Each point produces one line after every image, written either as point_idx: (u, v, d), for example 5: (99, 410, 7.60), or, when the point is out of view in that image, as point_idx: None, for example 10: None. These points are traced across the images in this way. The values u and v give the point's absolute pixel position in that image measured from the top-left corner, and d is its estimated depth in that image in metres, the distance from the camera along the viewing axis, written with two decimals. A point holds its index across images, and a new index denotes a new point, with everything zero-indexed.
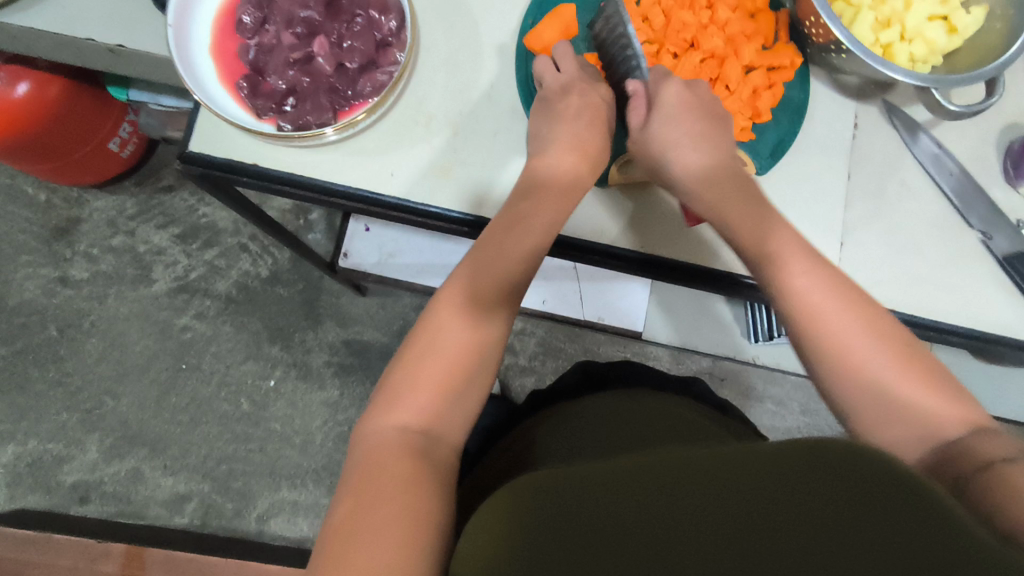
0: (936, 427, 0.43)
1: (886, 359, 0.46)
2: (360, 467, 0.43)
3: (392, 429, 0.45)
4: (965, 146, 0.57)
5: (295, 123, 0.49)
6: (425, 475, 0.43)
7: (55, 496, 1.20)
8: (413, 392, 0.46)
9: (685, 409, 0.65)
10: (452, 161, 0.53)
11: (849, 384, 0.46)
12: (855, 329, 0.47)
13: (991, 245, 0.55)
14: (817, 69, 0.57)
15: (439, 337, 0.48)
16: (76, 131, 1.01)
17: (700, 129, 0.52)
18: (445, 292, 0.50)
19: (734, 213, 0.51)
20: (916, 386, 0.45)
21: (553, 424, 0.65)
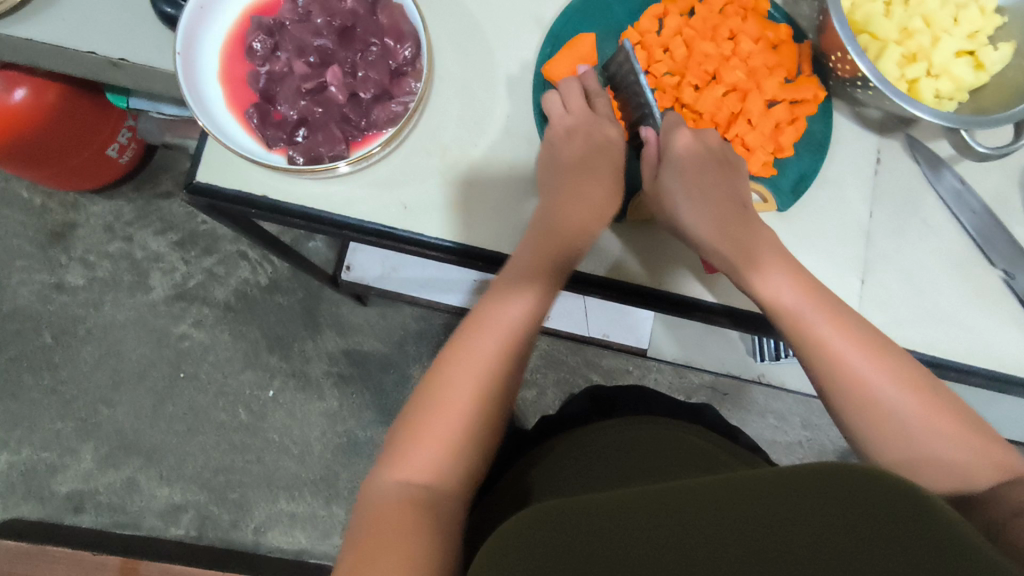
0: (966, 470, 0.43)
1: (909, 400, 0.45)
2: (367, 520, 0.42)
3: (403, 478, 0.44)
4: (988, 182, 0.56)
5: (307, 155, 0.48)
6: (428, 528, 0.41)
7: (49, 506, 1.18)
8: (423, 437, 0.45)
9: (696, 436, 0.63)
10: (466, 195, 0.52)
11: (874, 427, 0.45)
12: (876, 369, 0.46)
13: (1014, 285, 0.54)
14: (839, 101, 0.56)
15: (445, 388, 0.47)
16: (72, 137, 0.99)
17: (706, 183, 0.51)
18: (454, 343, 0.49)
19: (752, 249, 0.50)
20: (944, 427, 0.44)
21: (560, 450, 0.63)
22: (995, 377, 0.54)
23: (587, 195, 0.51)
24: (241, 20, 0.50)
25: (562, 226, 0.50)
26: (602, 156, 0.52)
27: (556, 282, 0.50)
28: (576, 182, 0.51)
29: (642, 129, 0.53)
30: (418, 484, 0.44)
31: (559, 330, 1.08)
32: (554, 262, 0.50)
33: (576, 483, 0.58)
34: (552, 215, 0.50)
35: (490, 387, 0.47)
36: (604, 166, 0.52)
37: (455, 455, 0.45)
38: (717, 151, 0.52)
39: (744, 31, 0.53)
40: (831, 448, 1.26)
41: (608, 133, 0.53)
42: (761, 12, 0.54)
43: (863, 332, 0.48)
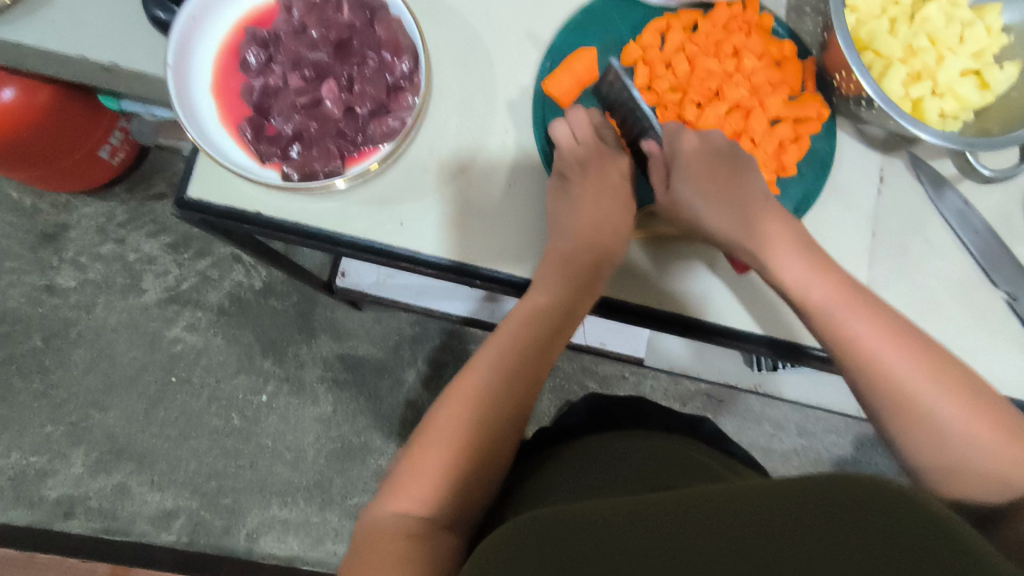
0: (1004, 474, 0.44)
1: (945, 398, 0.45)
2: (371, 538, 0.43)
3: (407, 498, 0.44)
4: (990, 201, 0.55)
5: (302, 170, 0.46)
6: (419, 553, 0.40)
7: (38, 511, 1.17)
8: (431, 458, 0.46)
9: (694, 451, 0.63)
10: (464, 212, 0.52)
11: (908, 423, 0.46)
12: (913, 368, 0.46)
13: (1017, 306, 0.54)
14: (842, 118, 0.55)
15: (444, 420, 0.48)
16: (62, 139, 0.98)
17: (721, 180, 0.50)
18: (457, 379, 0.50)
19: (784, 256, 0.49)
20: (981, 432, 0.45)
21: (561, 460, 0.62)
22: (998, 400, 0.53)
23: (603, 227, 0.52)
24: (235, 31, 0.49)
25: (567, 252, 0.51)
26: (608, 190, 0.53)
27: (556, 311, 0.51)
28: (586, 208, 0.52)
29: (643, 142, 0.53)
30: (413, 514, 0.44)
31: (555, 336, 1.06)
32: (553, 293, 0.51)
33: (575, 484, 0.57)
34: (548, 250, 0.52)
35: (496, 410, 0.48)
36: (615, 196, 0.54)
37: (452, 484, 0.45)
38: (729, 153, 0.51)
39: (748, 48, 0.52)
40: (827, 455, 1.26)
41: (623, 169, 0.54)
42: (765, 29, 0.53)
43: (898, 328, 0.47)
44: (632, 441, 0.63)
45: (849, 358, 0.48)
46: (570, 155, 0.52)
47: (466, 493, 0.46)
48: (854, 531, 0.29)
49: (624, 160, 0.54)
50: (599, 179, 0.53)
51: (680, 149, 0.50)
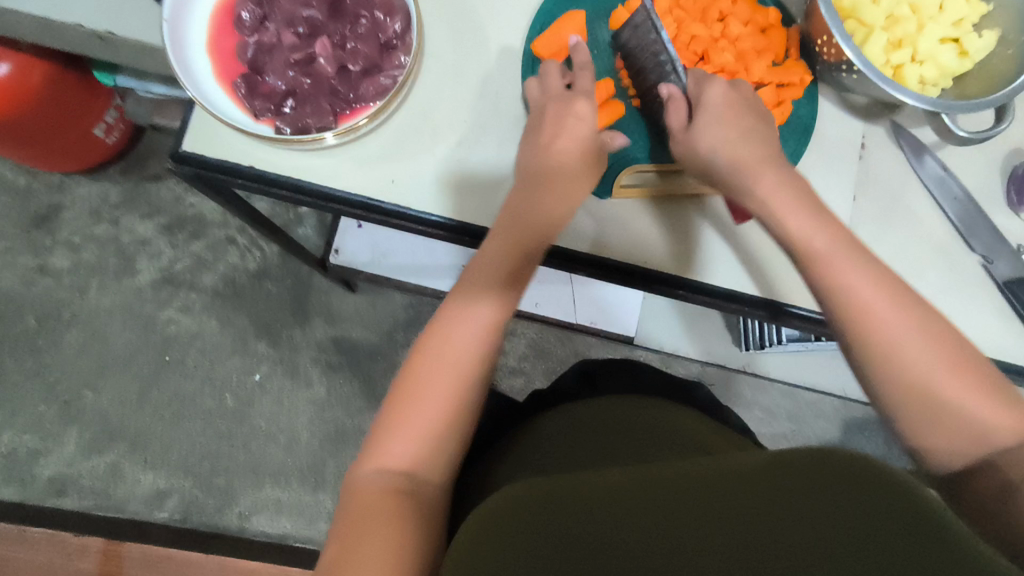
0: (978, 430, 0.44)
1: (937, 362, 0.45)
2: (354, 493, 0.44)
3: (386, 456, 0.46)
4: (969, 169, 0.57)
5: (295, 126, 0.48)
6: (407, 511, 0.43)
7: (30, 490, 1.17)
8: (403, 422, 0.47)
9: (690, 420, 0.63)
10: (455, 171, 0.53)
11: (903, 386, 0.46)
12: (907, 328, 0.46)
13: (993, 270, 0.55)
14: (825, 86, 0.57)
15: (418, 377, 0.48)
16: (59, 118, 0.98)
17: (748, 126, 0.50)
18: (430, 334, 0.50)
19: (792, 212, 0.49)
20: (965, 392, 0.45)
21: (554, 427, 0.62)
22: None
23: (566, 170, 0.51)
24: None
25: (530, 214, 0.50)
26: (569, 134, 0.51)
27: (528, 260, 0.51)
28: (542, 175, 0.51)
29: (662, 85, 0.51)
30: (396, 473, 0.45)
31: (548, 316, 1.08)
32: (524, 243, 0.50)
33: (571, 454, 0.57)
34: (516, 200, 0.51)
35: (468, 361, 0.49)
36: (578, 138, 0.51)
37: (431, 443, 0.46)
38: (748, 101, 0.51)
39: (735, 13, 0.53)
40: (816, 440, 1.27)
41: (579, 110, 0.51)
42: None
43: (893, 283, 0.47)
44: (623, 402, 0.64)
45: (847, 316, 0.47)
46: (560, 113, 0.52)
47: (443, 453, 0.47)
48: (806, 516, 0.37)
49: (579, 102, 0.51)
50: (567, 140, 0.51)
51: (708, 94, 0.50)
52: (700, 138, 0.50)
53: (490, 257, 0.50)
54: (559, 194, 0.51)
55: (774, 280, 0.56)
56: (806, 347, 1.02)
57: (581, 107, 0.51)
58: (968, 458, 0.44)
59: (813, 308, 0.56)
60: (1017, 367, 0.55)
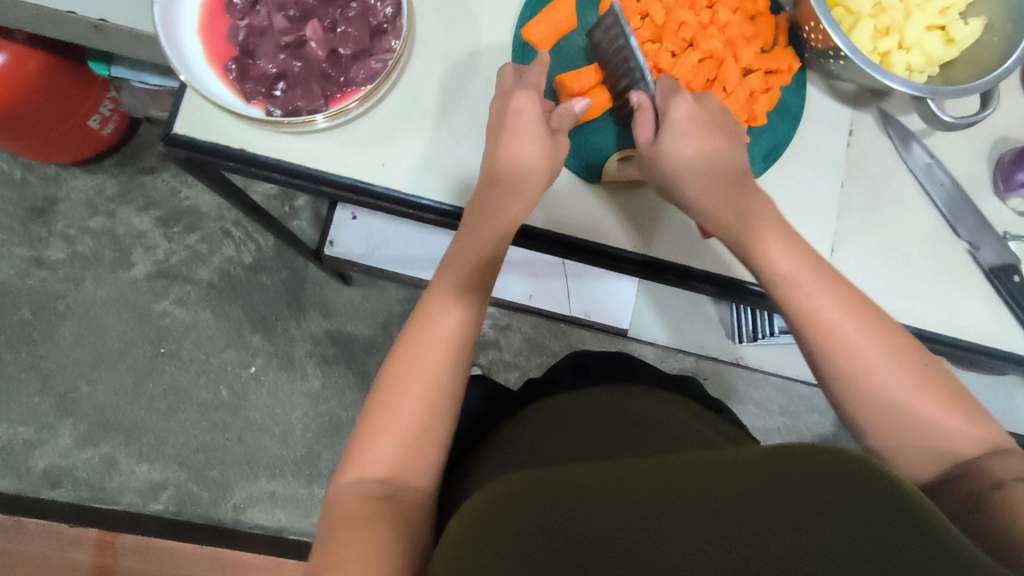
0: (943, 441, 0.45)
1: (902, 374, 0.46)
2: (333, 505, 0.45)
3: (365, 463, 0.46)
4: (956, 157, 0.57)
5: (285, 109, 0.48)
6: (387, 515, 0.43)
7: (25, 481, 1.17)
8: (380, 431, 0.47)
9: (682, 410, 0.63)
10: (445, 155, 0.53)
11: (868, 404, 0.47)
12: (870, 345, 0.47)
13: (979, 256, 0.56)
14: (813, 74, 0.57)
15: (394, 386, 0.48)
16: (54, 109, 0.98)
17: (711, 146, 0.51)
18: (403, 343, 0.50)
19: (759, 223, 0.51)
20: (931, 405, 0.46)
21: (545, 413, 0.62)
22: (961, 346, 0.55)
23: (522, 169, 0.51)
24: None
25: (499, 222, 0.51)
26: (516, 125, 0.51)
27: (494, 258, 0.52)
28: (507, 178, 0.51)
29: (633, 93, 0.51)
30: (374, 478, 0.46)
31: (542, 309, 1.08)
32: (488, 246, 0.51)
33: (560, 449, 0.57)
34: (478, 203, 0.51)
35: (440, 364, 0.49)
36: (526, 129, 0.51)
37: (409, 447, 0.47)
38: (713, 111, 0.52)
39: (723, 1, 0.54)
40: (808, 434, 1.28)
41: (522, 104, 0.51)
42: None
43: (855, 298, 0.49)
44: (613, 393, 0.63)
45: (811, 336, 0.49)
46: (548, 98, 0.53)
47: (422, 458, 0.47)
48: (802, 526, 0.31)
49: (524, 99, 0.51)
50: (530, 141, 0.51)
51: (674, 110, 0.50)
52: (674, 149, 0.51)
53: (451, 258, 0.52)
54: (526, 200, 0.51)
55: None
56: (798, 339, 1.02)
57: (523, 102, 0.51)
58: (934, 474, 0.45)
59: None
60: (1002, 353, 0.55)
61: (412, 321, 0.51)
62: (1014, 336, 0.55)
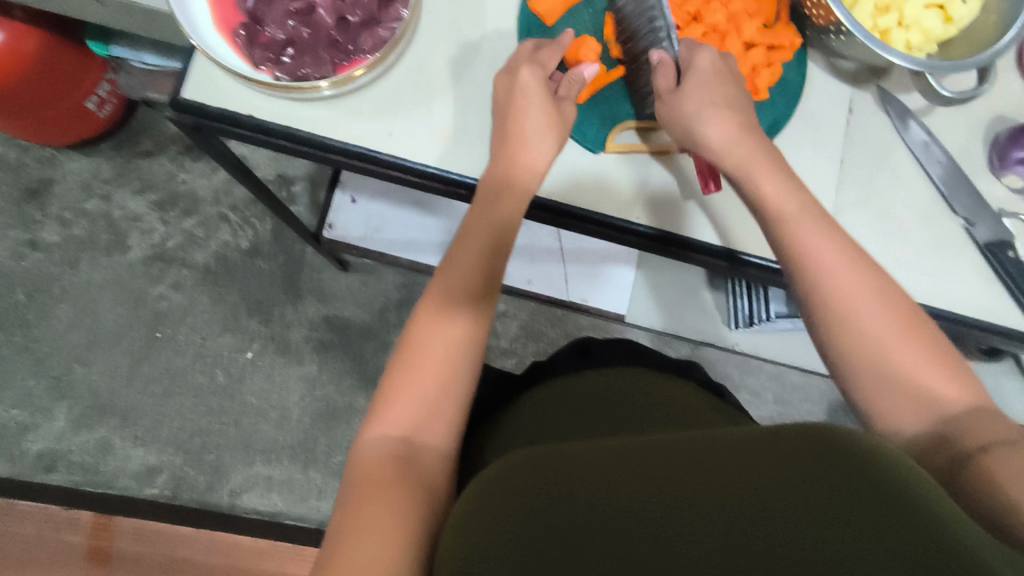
0: (933, 396, 0.45)
1: (888, 330, 0.47)
2: (357, 468, 0.45)
3: (384, 422, 0.47)
4: (953, 135, 0.58)
5: (294, 75, 0.49)
6: (408, 479, 0.44)
7: (18, 465, 1.15)
8: (400, 393, 0.48)
9: (689, 394, 0.63)
10: (452, 124, 0.54)
11: (858, 359, 0.47)
12: (863, 295, 0.48)
13: (974, 233, 0.57)
14: (815, 51, 0.58)
15: (415, 348, 0.49)
16: (51, 88, 0.97)
17: (731, 93, 0.53)
18: (422, 308, 0.51)
19: (765, 176, 0.51)
20: (917, 360, 0.46)
21: (549, 397, 0.62)
22: (957, 320, 0.56)
23: (537, 140, 0.52)
24: None
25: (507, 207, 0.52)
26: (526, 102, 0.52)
27: (509, 230, 0.53)
28: (523, 154, 0.52)
29: (653, 50, 0.52)
30: (395, 438, 0.46)
31: (541, 295, 1.09)
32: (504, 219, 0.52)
33: (565, 428, 0.57)
34: (494, 173, 0.52)
35: (459, 335, 0.50)
36: (536, 103, 0.52)
37: (428, 410, 0.48)
38: (734, 79, 0.53)
39: None
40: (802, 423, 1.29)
41: (524, 78, 0.52)
42: None
43: (854, 256, 0.49)
44: (618, 376, 0.64)
45: (804, 280, 0.50)
46: (546, 66, 0.53)
47: (441, 426, 0.48)
48: (783, 492, 0.33)
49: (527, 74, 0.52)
50: (537, 115, 0.52)
51: (697, 61, 0.52)
52: (701, 122, 0.51)
53: (470, 240, 0.53)
54: (535, 169, 0.52)
55: (752, 238, 0.58)
56: (795, 326, 1.05)
57: (526, 77, 0.52)
58: (918, 427, 0.44)
59: (770, 258, 0.58)
60: (997, 328, 0.56)
61: (428, 295, 0.52)
62: (1008, 313, 0.56)
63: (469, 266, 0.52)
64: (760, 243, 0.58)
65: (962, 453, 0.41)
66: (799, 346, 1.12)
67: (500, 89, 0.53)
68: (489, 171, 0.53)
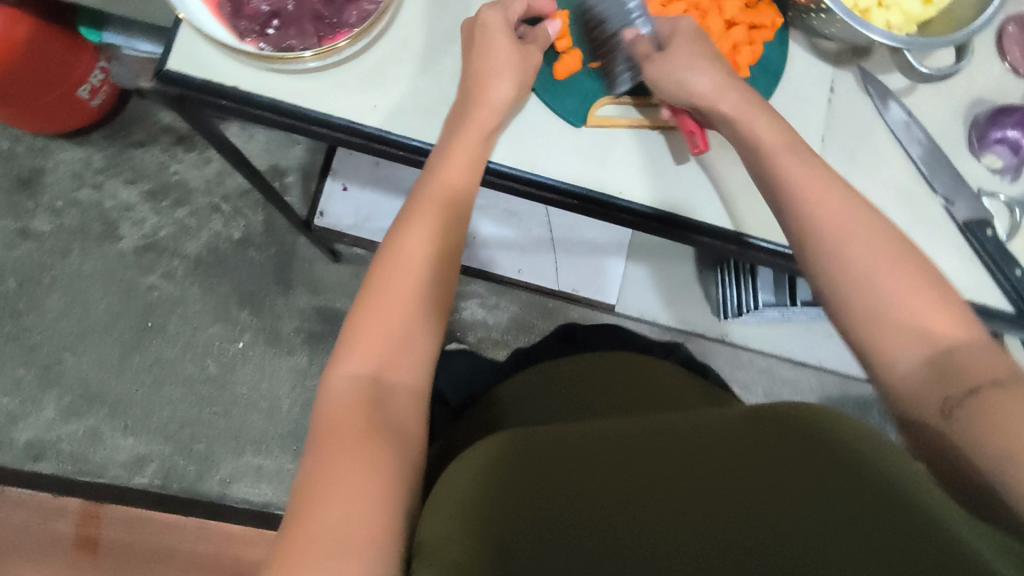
0: (929, 333, 0.45)
1: (880, 258, 0.47)
2: (318, 439, 0.43)
3: (352, 367, 0.47)
4: (934, 116, 0.59)
5: (278, 46, 0.50)
6: (379, 422, 0.45)
7: (7, 454, 1.15)
8: (366, 339, 0.48)
9: (668, 374, 0.64)
10: (437, 98, 0.55)
11: (851, 293, 0.48)
12: (858, 236, 0.48)
13: (952, 211, 0.58)
14: (796, 32, 0.59)
15: (381, 296, 0.49)
16: (42, 76, 0.97)
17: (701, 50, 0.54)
18: (387, 255, 0.50)
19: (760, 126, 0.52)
20: (909, 297, 0.46)
21: (543, 373, 0.63)
22: None
23: (499, 86, 0.52)
24: None
25: (452, 178, 0.52)
26: (484, 57, 0.52)
27: (475, 175, 0.53)
28: (482, 101, 0.52)
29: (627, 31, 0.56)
30: (362, 382, 0.46)
31: (531, 284, 1.09)
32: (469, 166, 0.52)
33: (551, 408, 0.60)
34: (460, 121, 0.52)
35: (422, 274, 0.50)
36: (497, 47, 0.52)
37: (394, 354, 0.48)
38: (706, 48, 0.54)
39: None
40: None
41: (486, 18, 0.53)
42: None
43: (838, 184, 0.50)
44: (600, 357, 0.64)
45: (797, 225, 0.50)
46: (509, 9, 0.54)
47: (408, 368, 0.48)
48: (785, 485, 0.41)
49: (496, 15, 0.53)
50: (501, 64, 0.52)
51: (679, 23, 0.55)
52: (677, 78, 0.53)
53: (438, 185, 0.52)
54: (494, 105, 0.52)
55: (741, 213, 0.58)
56: (784, 315, 1.06)
57: (489, 16, 0.53)
58: (912, 368, 0.45)
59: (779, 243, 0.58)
60: (976, 306, 0.57)
61: (379, 263, 0.51)
62: (987, 291, 0.57)
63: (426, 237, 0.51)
64: (755, 215, 0.58)
65: (957, 392, 0.43)
66: (779, 335, 1.17)
67: (485, 55, 0.53)
68: (440, 147, 0.52)
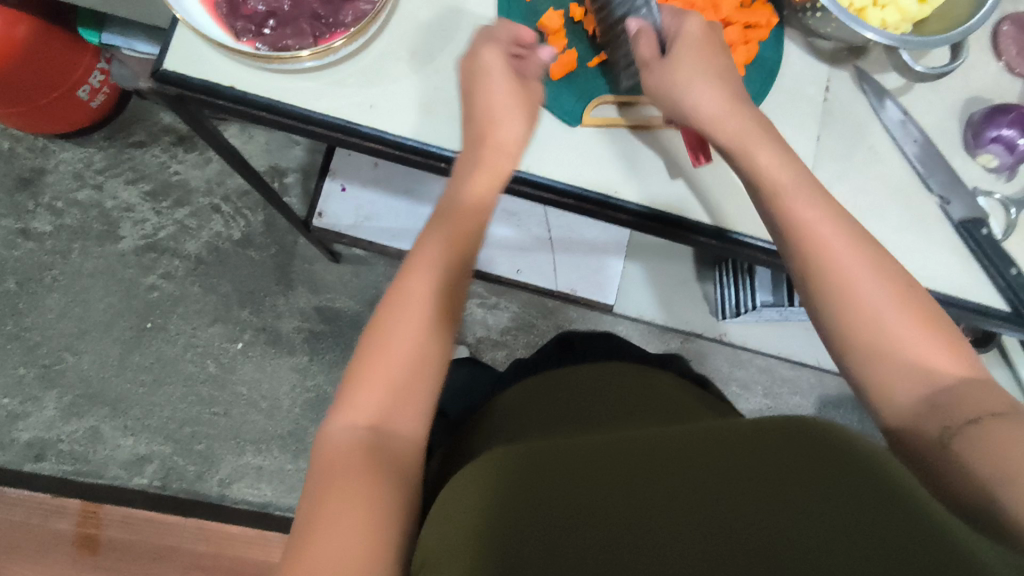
0: (926, 365, 0.45)
1: (882, 290, 0.47)
2: (320, 469, 0.44)
3: (355, 409, 0.47)
4: (931, 115, 0.59)
5: (274, 46, 0.51)
6: (380, 467, 0.44)
7: (8, 453, 1.16)
8: (369, 382, 0.47)
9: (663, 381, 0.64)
10: (433, 97, 0.55)
11: (848, 322, 0.48)
12: (864, 270, 0.48)
13: (949, 210, 0.58)
14: (793, 30, 0.59)
15: (387, 340, 0.48)
16: (42, 76, 0.97)
17: (702, 66, 0.53)
18: (395, 292, 0.50)
19: (760, 147, 0.52)
20: (909, 327, 0.46)
21: (540, 389, 0.63)
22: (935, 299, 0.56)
23: (506, 109, 0.52)
24: None
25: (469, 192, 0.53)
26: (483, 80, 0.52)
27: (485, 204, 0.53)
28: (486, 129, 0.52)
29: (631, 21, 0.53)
30: (364, 427, 0.46)
31: (530, 284, 1.09)
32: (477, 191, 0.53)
33: (548, 418, 0.59)
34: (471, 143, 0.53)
35: (430, 303, 0.50)
36: (498, 73, 0.52)
37: (398, 399, 0.48)
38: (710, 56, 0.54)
39: None
40: None
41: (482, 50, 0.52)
42: None
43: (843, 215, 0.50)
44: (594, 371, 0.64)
45: (797, 248, 0.51)
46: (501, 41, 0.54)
47: (411, 415, 0.48)
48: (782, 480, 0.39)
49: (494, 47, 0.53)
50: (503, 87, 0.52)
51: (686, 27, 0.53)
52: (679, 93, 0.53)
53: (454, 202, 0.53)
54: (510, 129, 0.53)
55: (735, 212, 0.58)
56: (783, 315, 1.06)
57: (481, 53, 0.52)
58: (911, 399, 0.45)
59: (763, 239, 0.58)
60: (972, 305, 0.57)
61: (387, 296, 0.51)
62: (983, 291, 0.57)
63: (433, 255, 0.51)
64: (746, 217, 0.59)
65: (956, 421, 0.42)
66: (777, 334, 1.17)
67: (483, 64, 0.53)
68: (458, 167, 0.53)
